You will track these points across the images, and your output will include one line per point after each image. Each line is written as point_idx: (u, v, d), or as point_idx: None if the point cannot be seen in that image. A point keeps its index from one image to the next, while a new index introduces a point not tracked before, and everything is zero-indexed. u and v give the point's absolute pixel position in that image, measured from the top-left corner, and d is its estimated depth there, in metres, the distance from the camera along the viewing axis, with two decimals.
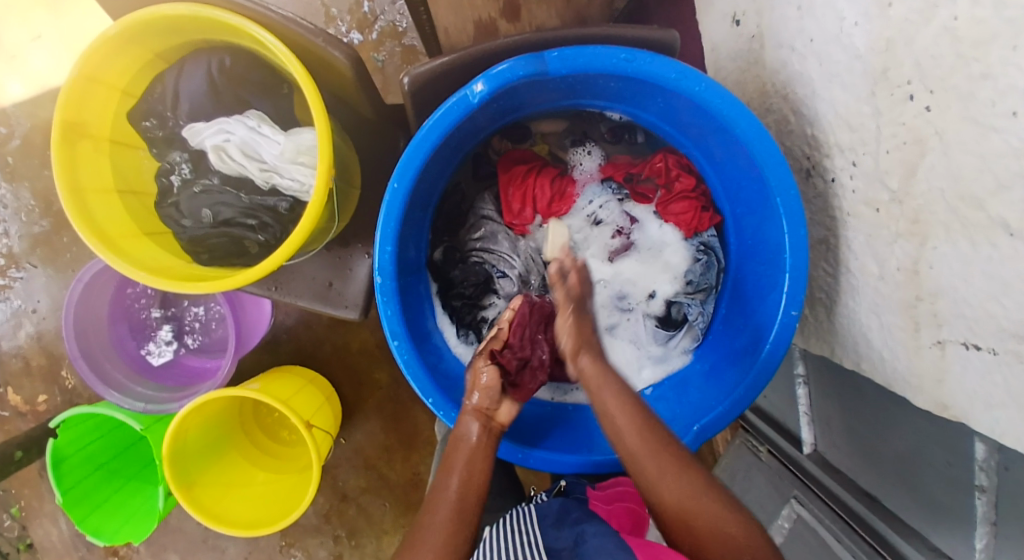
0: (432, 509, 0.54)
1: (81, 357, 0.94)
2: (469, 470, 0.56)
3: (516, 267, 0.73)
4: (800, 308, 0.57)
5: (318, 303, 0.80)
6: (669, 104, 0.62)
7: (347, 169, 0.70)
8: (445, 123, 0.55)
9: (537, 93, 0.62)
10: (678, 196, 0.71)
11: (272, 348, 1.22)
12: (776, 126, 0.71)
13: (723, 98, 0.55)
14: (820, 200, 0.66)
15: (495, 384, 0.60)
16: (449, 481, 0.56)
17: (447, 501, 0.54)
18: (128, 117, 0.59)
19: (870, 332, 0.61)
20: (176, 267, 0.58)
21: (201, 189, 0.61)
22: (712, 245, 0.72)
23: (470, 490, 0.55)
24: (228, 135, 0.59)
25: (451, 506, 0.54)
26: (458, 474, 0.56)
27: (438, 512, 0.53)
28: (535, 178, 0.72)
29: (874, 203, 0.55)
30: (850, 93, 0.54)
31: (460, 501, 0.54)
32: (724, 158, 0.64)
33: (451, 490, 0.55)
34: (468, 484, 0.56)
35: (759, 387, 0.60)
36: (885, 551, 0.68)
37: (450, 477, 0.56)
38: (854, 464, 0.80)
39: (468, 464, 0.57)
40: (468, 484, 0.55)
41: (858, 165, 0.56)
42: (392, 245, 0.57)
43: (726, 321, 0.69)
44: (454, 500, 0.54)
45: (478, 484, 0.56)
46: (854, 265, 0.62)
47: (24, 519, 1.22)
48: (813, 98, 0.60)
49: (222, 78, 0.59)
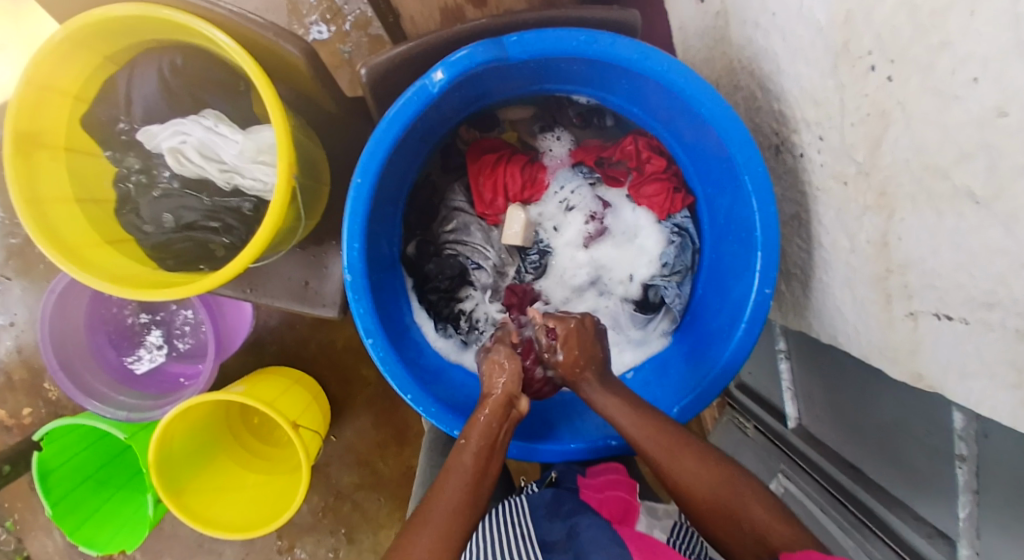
0: (448, 483, 0.53)
1: (61, 369, 0.93)
2: (485, 451, 0.55)
3: (490, 258, 0.73)
4: (773, 286, 0.57)
5: (296, 303, 0.79)
6: (636, 86, 0.61)
7: (314, 166, 0.68)
8: (405, 115, 0.53)
9: (501, 79, 0.61)
10: (650, 178, 0.70)
11: (256, 349, 1.21)
12: (745, 104, 0.70)
13: (686, 77, 0.54)
14: (790, 176, 0.65)
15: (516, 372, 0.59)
16: (465, 456, 0.54)
17: (463, 478, 0.53)
18: (83, 123, 0.57)
19: (844, 307, 0.61)
20: (143, 274, 0.57)
21: (161, 193, 0.60)
22: (686, 227, 0.71)
23: (485, 470, 0.54)
24: (185, 137, 0.58)
25: (465, 481, 0.53)
26: (475, 449, 0.54)
27: (454, 486, 0.52)
28: (506, 167, 0.71)
29: (842, 177, 0.55)
30: (814, 68, 0.53)
31: (474, 480, 0.53)
32: (693, 138, 0.63)
33: (466, 465, 0.54)
34: (484, 462, 0.54)
35: (738, 365, 0.60)
36: (879, 529, 0.68)
37: (467, 450, 0.54)
38: (837, 437, 0.80)
39: (484, 445, 0.55)
40: (483, 464, 0.54)
41: (825, 140, 0.56)
42: (360, 242, 0.56)
43: (704, 302, 0.69)
44: (469, 478, 0.53)
45: (493, 464, 0.55)
46: (826, 241, 0.62)
47: (19, 532, 1.21)
48: (779, 74, 0.60)
49: (176, 79, 0.59)
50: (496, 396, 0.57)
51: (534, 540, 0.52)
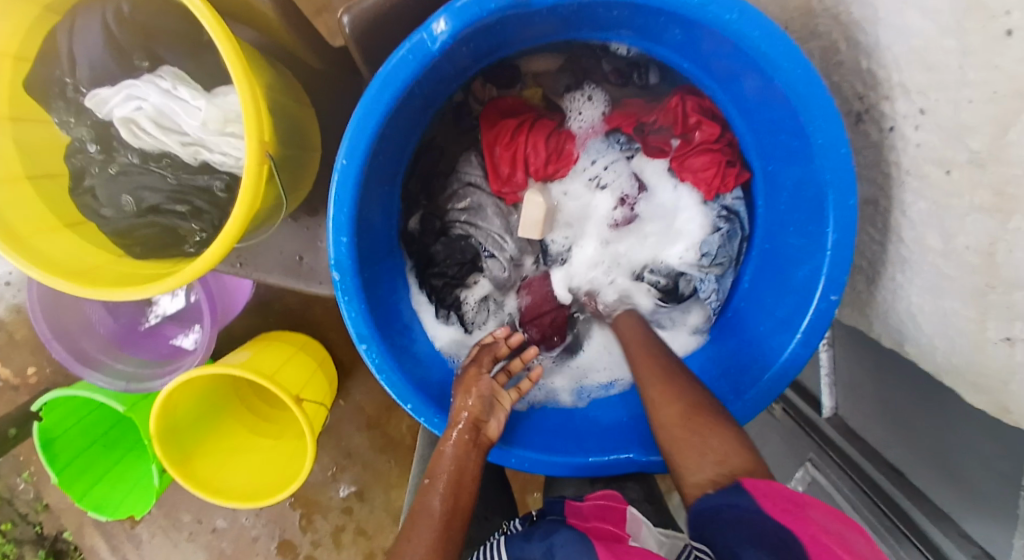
0: (415, 529, 0.43)
1: (55, 338, 0.89)
2: (454, 486, 0.46)
3: (506, 248, 0.64)
4: (842, 293, 0.48)
5: (290, 279, 0.72)
6: (690, 35, 0.49)
7: (302, 133, 0.59)
8: (402, 77, 0.43)
9: (523, 25, 0.49)
10: (698, 149, 0.59)
11: (261, 311, 1.16)
12: (822, 56, 0.57)
13: (761, 27, 0.42)
14: (872, 152, 0.54)
15: (485, 391, 0.53)
16: (434, 499, 0.45)
17: (430, 524, 0.43)
18: (26, 85, 0.48)
19: (920, 315, 0.52)
20: (105, 267, 0.49)
21: (118, 170, 0.51)
22: (736, 210, 0.61)
23: (455, 510, 0.45)
24: (140, 103, 0.48)
25: (434, 525, 0.43)
26: (442, 487, 0.46)
27: (419, 535, 0.42)
28: (527, 136, 0.60)
29: (946, 164, 0.44)
30: (929, 18, 0.41)
31: (444, 523, 0.44)
32: (756, 96, 0.51)
33: (434, 508, 0.44)
34: (453, 503, 0.45)
35: (788, 379, 0.52)
36: (918, 541, 0.61)
37: (433, 490, 0.46)
38: (880, 435, 0.74)
39: (454, 480, 0.47)
40: (453, 503, 0.45)
41: (927, 114, 0.44)
42: (349, 235, 0.48)
43: (750, 298, 0.60)
44: (438, 523, 0.43)
45: (462, 503, 0.46)
46: (907, 235, 0.51)
47: (37, 484, 1.23)
48: (873, 23, 0.47)
49: (123, 31, 0.49)
50: (459, 424, 0.49)
51: None
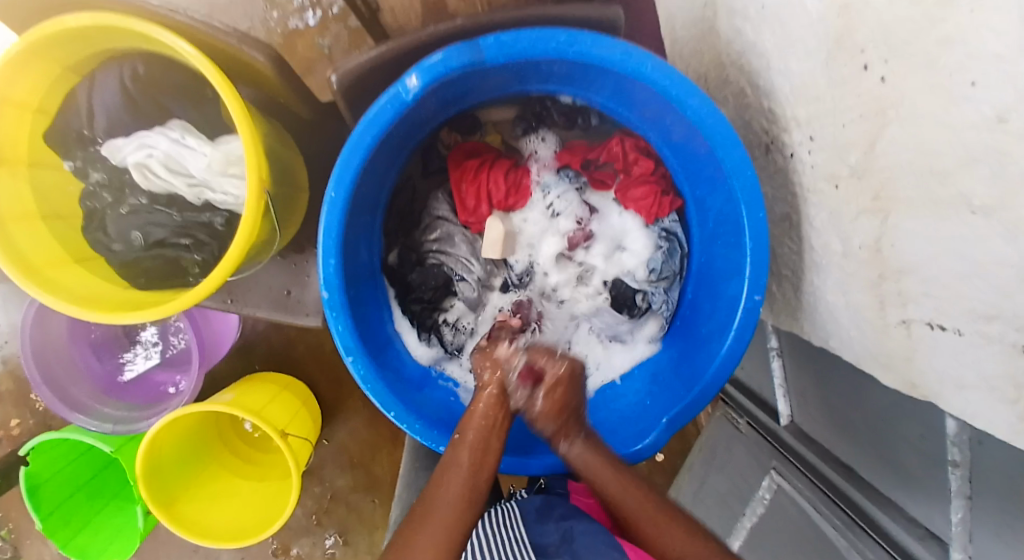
0: (444, 476, 0.52)
1: (43, 383, 0.92)
2: (482, 443, 0.55)
3: (474, 270, 0.71)
4: (764, 292, 0.56)
5: (278, 313, 0.77)
6: (622, 87, 0.59)
7: (291, 176, 0.66)
8: (381, 123, 0.51)
9: (482, 80, 0.58)
10: (637, 181, 0.68)
11: (245, 353, 1.19)
12: (735, 100, 0.68)
13: (674, 79, 0.52)
14: (781, 176, 0.63)
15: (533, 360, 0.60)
16: (461, 450, 0.54)
17: (459, 472, 0.53)
18: (46, 136, 0.54)
19: (837, 311, 0.59)
20: (113, 294, 0.55)
21: (128, 209, 0.58)
22: (674, 231, 0.69)
23: (481, 463, 0.54)
24: (151, 151, 0.56)
25: (463, 474, 0.52)
26: (471, 443, 0.55)
27: (450, 480, 0.52)
28: (489, 173, 0.69)
29: (834, 178, 0.53)
30: (807, 64, 0.51)
31: (472, 473, 0.53)
32: (682, 139, 0.60)
33: (462, 459, 0.54)
34: (480, 457, 0.54)
35: (727, 374, 0.59)
36: (874, 532, 0.65)
37: (462, 444, 0.55)
38: (830, 435, 0.80)
39: (481, 440, 0.55)
40: (479, 457, 0.54)
41: (816, 140, 0.54)
42: (337, 257, 0.54)
43: (694, 307, 0.67)
44: (465, 474, 0.53)
45: (489, 460, 0.55)
46: (817, 242, 0.60)
47: (15, 542, 1.20)
48: (769, 70, 0.58)
49: (137, 86, 0.57)
50: (491, 388, 0.58)
51: (529, 544, 0.51)
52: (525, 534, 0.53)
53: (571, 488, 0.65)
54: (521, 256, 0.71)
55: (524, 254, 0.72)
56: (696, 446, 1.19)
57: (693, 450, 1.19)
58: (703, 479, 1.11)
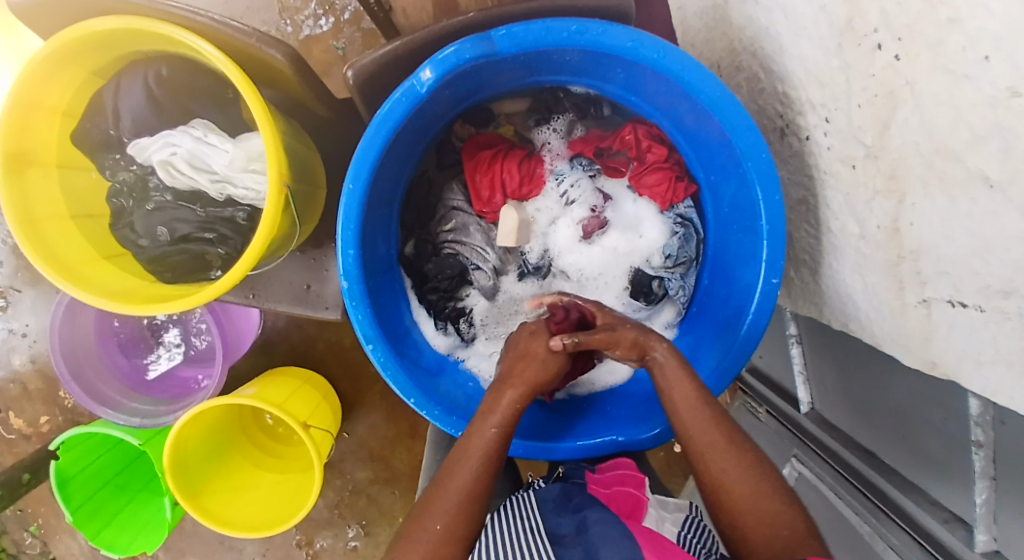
0: (463, 456, 0.52)
1: (72, 379, 0.94)
2: (505, 437, 0.54)
3: (489, 259, 0.72)
4: (781, 276, 0.56)
5: (298, 307, 0.79)
6: (633, 74, 0.59)
7: (309, 171, 0.68)
8: (396, 115, 0.52)
9: (494, 72, 0.59)
10: (651, 167, 0.68)
11: (265, 349, 1.22)
12: (748, 85, 0.68)
13: (685, 64, 0.52)
14: (796, 160, 0.63)
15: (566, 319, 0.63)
16: (485, 439, 0.53)
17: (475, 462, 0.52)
18: (73, 139, 0.56)
19: (856, 294, 0.59)
20: (142, 289, 0.57)
21: (154, 206, 0.60)
22: (689, 217, 0.69)
23: (499, 457, 0.53)
24: (174, 148, 0.57)
25: (478, 465, 0.51)
26: (496, 434, 0.53)
27: (467, 467, 0.51)
28: (502, 163, 0.70)
29: (850, 159, 0.53)
30: (818, 47, 0.51)
31: (487, 466, 0.52)
32: (694, 125, 0.61)
33: (484, 448, 0.53)
34: (501, 450, 0.53)
35: (745, 358, 0.59)
36: (897, 516, 0.65)
37: (487, 435, 0.53)
38: (851, 421, 0.79)
39: (506, 429, 0.54)
40: (499, 451, 0.53)
41: (831, 122, 0.53)
42: (355, 248, 0.55)
43: (710, 293, 0.68)
44: (479, 464, 0.52)
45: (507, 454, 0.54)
46: (834, 225, 0.60)
47: (44, 537, 1.24)
48: (781, 53, 0.57)
49: (162, 89, 0.58)
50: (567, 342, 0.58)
51: (545, 536, 0.51)
52: (540, 524, 0.53)
53: (589, 479, 0.64)
54: (536, 247, 0.72)
55: (539, 244, 0.72)
56: None
57: None
58: None
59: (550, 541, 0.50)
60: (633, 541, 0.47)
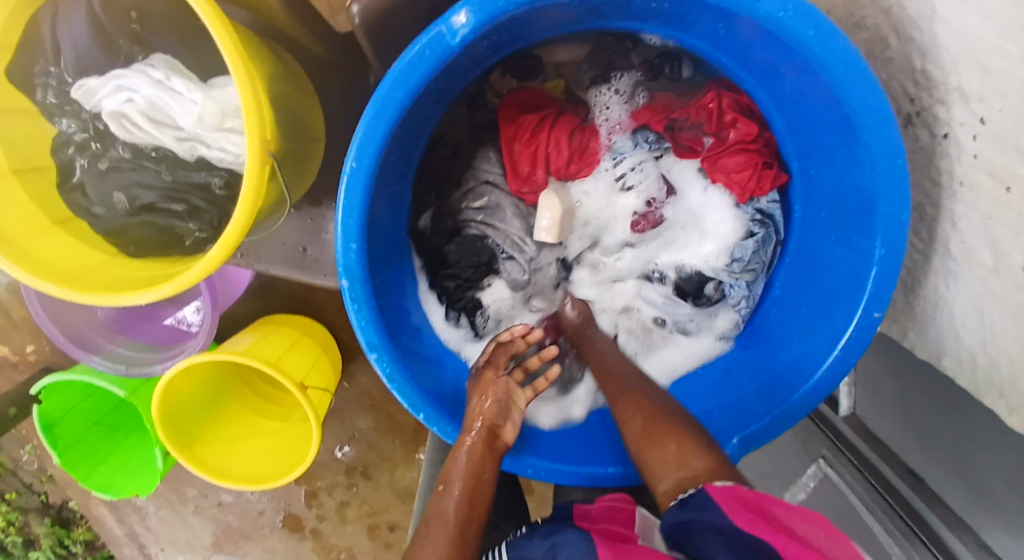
0: (428, 534, 0.41)
1: (53, 321, 0.87)
2: (469, 493, 0.44)
3: (527, 250, 0.61)
4: (885, 310, 0.46)
5: (294, 271, 0.69)
6: (732, 31, 0.45)
7: (306, 126, 0.55)
8: (418, 74, 0.39)
9: (546, 17, 0.45)
10: (732, 148, 0.56)
11: (264, 292, 1.14)
12: (866, 49, 0.53)
13: (808, 24, 0.38)
14: (921, 158, 0.51)
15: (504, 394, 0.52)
16: (450, 503, 0.43)
17: (444, 528, 0.41)
18: (9, 70, 0.43)
19: (964, 332, 0.49)
20: (104, 268, 0.47)
21: (109, 165, 0.49)
22: (772, 214, 0.58)
23: (471, 518, 0.43)
24: (130, 94, 0.45)
25: (449, 532, 0.41)
26: (457, 496, 0.44)
27: (431, 543, 0.40)
28: (549, 132, 0.57)
29: (1004, 177, 0.40)
30: (996, 20, 0.37)
31: (459, 529, 0.42)
32: (797, 93, 0.47)
33: (448, 514, 0.43)
34: (468, 511, 0.43)
35: (819, 400, 0.50)
36: (936, 550, 0.58)
37: (447, 497, 0.44)
38: (903, 441, 0.72)
39: (470, 489, 0.44)
40: (468, 510, 0.43)
41: (986, 123, 0.41)
42: (359, 241, 0.45)
43: (781, 305, 0.58)
44: (453, 527, 0.42)
45: (479, 511, 0.44)
46: (957, 249, 0.48)
47: (42, 457, 1.24)
48: (931, 18, 0.43)
49: (108, 14, 0.46)
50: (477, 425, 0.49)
51: None
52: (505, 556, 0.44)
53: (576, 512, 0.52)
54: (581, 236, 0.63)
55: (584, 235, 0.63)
56: None
57: None
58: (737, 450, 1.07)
59: None
60: None
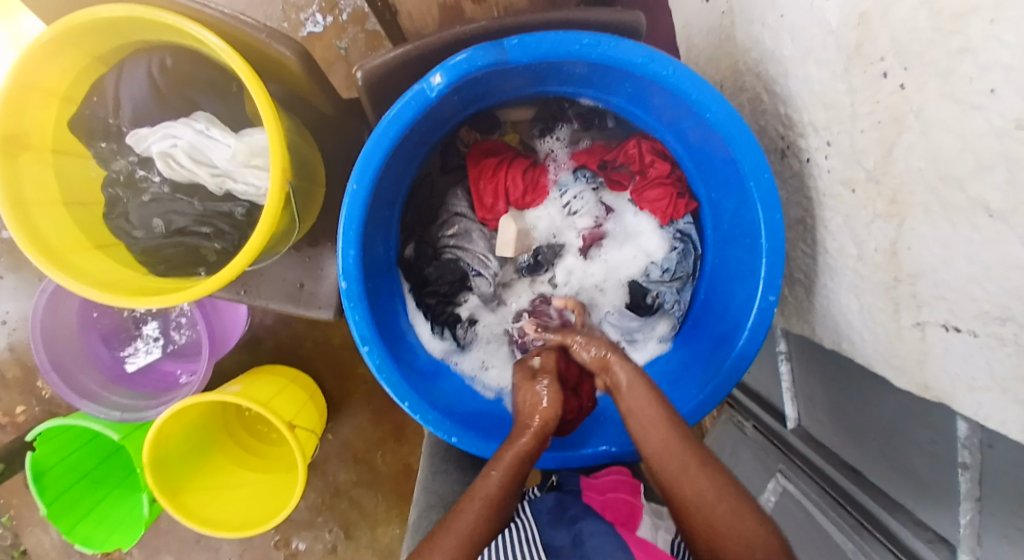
0: (470, 504, 0.50)
1: (52, 369, 0.92)
2: (510, 480, 0.52)
3: (491, 266, 0.73)
4: (778, 293, 0.56)
5: (290, 305, 0.76)
6: (639, 89, 0.59)
7: (310, 169, 0.67)
8: (404, 119, 0.52)
9: (501, 80, 0.59)
10: (653, 182, 0.69)
11: (254, 345, 1.20)
12: (751, 105, 0.69)
13: (692, 82, 0.52)
14: (796, 180, 0.64)
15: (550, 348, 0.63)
16: (492, 484, 0.51)
17: (484, 503, 0.50)
18: (71, 123, 0.55)
19: (850, 314, 0.59)
20: (132, 281, 0.55)
21: (151, 197, 0.59)
22: (688, 233, 0.70)
23: (506, 503, 0.51)
24: (175, 140, 0.57)
25: (486, 508, 0.49)
26: (502, 479, 0.52)
27: (475, 510, 0.49)
28: (507, 171, 0.70)
29: (851, 182, 0.53)
30: (825, 70, 0.51)
31: (495, 510, 0.50)
32: (698, 141, 0.61)
33: (490, 491, 0.51)
34: (507, 494, 0.52)
35: (739, 374, 0.59)
36: (880, 534, 0.65)
37: (494, 479, 0.52)
38: (837, 440, 0.79)
39: (512, 474, 0.53)
40: (507, 495, 0.51)
41: (833, 145, 0.54)
42: (356, 248, 0.55)
43: (705, 308, 0.68)
44: (490, 504, 0.50)
45: (514, 497, 0.52)
46: (832, 247, 0.61)
47: (15, 528, 1.19)
48: (786, 75, 0.58)
49: (164, 79, 0.57)
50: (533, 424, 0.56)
51: (540, 545, 0.51)
52: (534, 533, 0.54)
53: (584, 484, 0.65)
54: (546, 246, 0.73)
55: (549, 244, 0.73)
56: None
57: None
58: None
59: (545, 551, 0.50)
60: (626, 553, 0.48)
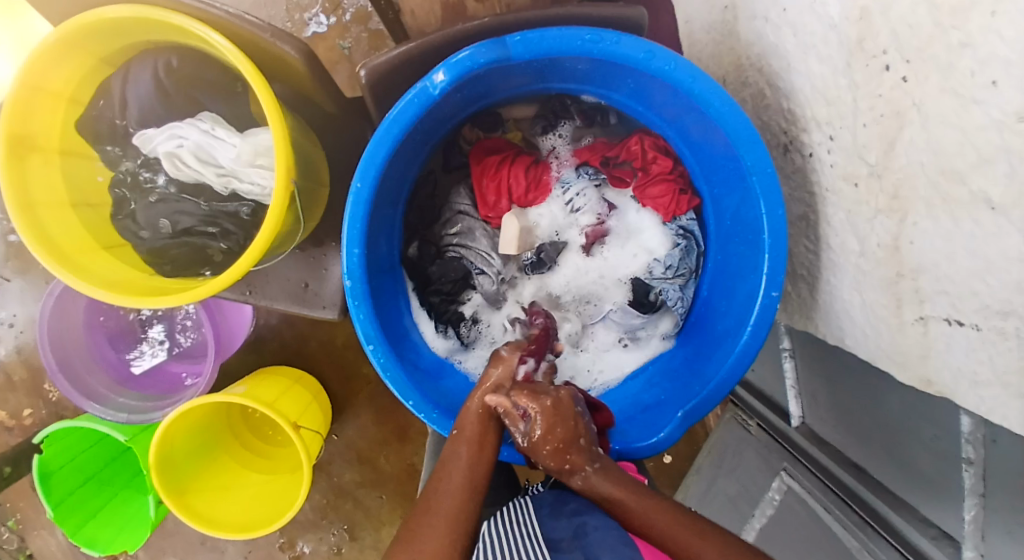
0: (446, 471, 0.49)
1: (59, 370, 0.93)
2: (479, 441, 0.52)
3: (494, 265, 0.73)
4: (781, 289, 0.56)
5: (295, 305, 0.77)
6: (641, 84, 0.60)
7: (314, 168, 0.68)
8: (407, 116, 0.52)
9: (504, 77, 0.59)
10: (656, 179, 0.69)
11: (259, 346, 1.20)
12: (754, 101, 0.69)
13: (695, 77, 0.52)
14: (799, 175, 0.65)
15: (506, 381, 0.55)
16: (460, 449, 0.51)
17: (458, 468, 0.49)
18: (78, 126, 0.56)
19: (853, 310, 0.60)
20: (139, 280, 0.56)
21: (157, 197, 0.60)
22: (691, 229, 0.70)
23: (481, 461, 0.50)
24: (181, 141, 0.58)
25: (462, 471, 0.49)
26: (470, 439, 0.51)
27: (452, 475, 0.49)
28: (509, 168, 0.70)
29: (853, 177, 0.54)
30: (827, 65, 0.51)
31: (472, 470, 0.49)
32: (700, 137, 0.61)
33: (461, 456, 0.50)
34: (478, 453, 0.51)
35: (741, 371, 0.59)
36: (889, 535, 0.65)
37: (461, 440, 0.51)
38: (841, 437, 0.79)
39: (480, 434, 0.52)
40: (479, 453, 0.50)
41: (835, 140, 0.54)
42: (360, 247, 0.55)
43: (708, 304, 0.68)
44: (466, 466, 0.50)
45: (488, 456, 0.51)
46: (834, 242, 0.61)
47: (21, 531, 1.20)
48: (789, 70, 0.58)
49: (170, 79, 0.57)
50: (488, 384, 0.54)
51: (541, 538, 0.51)
52: (535, 528, 0.54)
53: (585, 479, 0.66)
54: (547, 242, 0.73)
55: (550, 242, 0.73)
56: (705, 448, 1.20)
57: (703, 452, 1.20)
58: (711, 481, 1.11)
59: (549, 546, 0.50)
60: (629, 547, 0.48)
